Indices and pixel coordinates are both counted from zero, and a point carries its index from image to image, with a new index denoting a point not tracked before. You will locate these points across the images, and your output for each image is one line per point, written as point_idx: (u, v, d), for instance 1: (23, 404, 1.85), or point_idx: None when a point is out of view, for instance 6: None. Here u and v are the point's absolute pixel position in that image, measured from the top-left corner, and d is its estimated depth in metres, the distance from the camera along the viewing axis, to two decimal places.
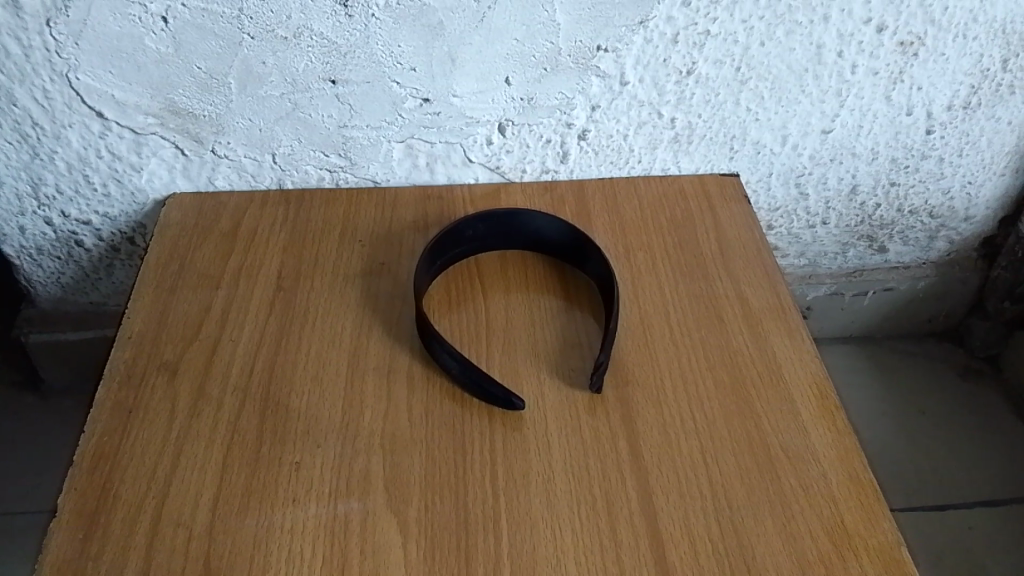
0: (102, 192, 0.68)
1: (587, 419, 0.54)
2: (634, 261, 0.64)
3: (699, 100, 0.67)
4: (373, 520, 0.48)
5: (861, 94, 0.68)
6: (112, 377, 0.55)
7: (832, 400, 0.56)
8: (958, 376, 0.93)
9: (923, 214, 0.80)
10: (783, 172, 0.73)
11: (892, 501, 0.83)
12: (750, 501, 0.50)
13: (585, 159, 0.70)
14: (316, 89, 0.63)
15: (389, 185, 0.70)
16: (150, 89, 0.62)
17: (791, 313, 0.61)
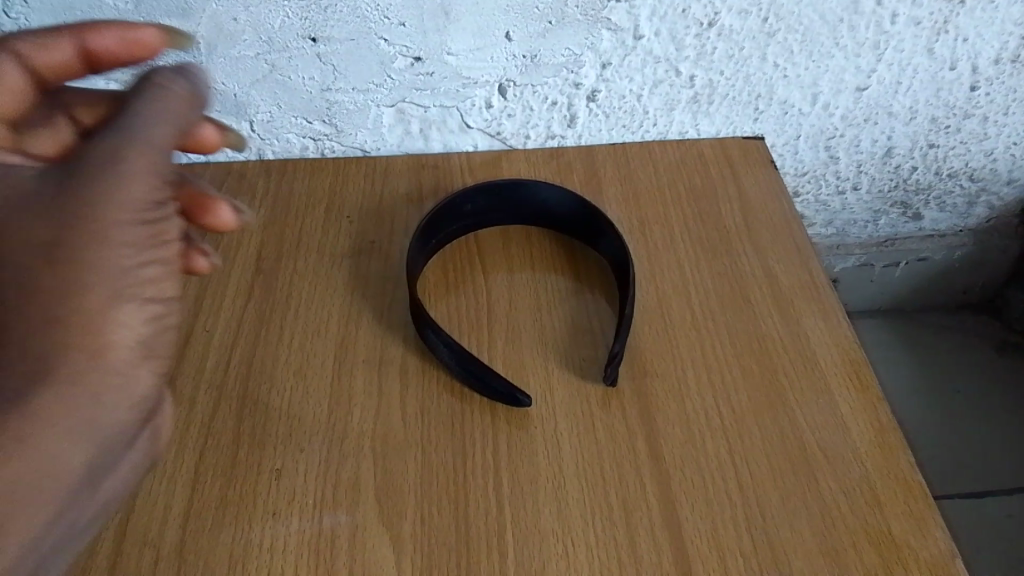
0: None
1: (601, 417, 0.48)
2: (650, 237, 0.58)
3: (722, 55, 0.60)
4: (362, 537, 0.43)
5: (900, 47, 0.61)
6: None
7: (875, 393, 0.50)
8: (995, 352, 0.87)
9: (963, 177, 0.74)
10: (812, 134, 0.67)
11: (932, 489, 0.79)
12: (785, 509, 0.44)
13: (594, 123, 0.64)
14: (295, 48, 0.56)
15: (380, 154, 0.64)
16: None
17: (826, 294, 0.55)
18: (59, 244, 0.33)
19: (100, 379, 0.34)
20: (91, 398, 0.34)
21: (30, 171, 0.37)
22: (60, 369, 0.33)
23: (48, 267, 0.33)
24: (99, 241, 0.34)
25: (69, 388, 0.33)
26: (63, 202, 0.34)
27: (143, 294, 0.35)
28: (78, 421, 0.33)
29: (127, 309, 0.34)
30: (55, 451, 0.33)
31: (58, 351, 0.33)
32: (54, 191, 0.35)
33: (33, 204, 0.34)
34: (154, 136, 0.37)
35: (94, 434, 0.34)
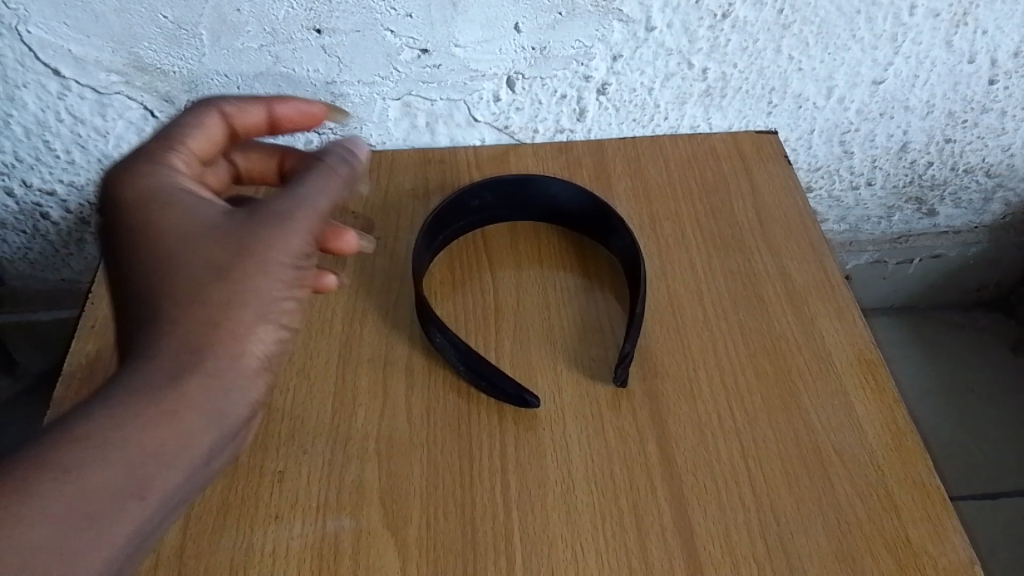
0: (65, 159, 0.61)
1: (611, 418, 0.47)
2: (661, 233, 0.57)
3: (735, 47, 0.58)
4: (367, 541, 0.42)
5: (918, 39, 0.60)
6: (73, 374, 0.49)
7: (892, 395, 0.49)
8: (1010, 350, 0.89)
9: (979, 172, 0.73)
10: (826, 128, 0.66)
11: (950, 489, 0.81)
12: (800, 514, 0.43)
13: (605, 116, 0.62)
14: (299, 40, 0.55)
15: (386, 148, 0.63)
16: (111, 43, 0.54)
17: (842, 293, 0.54)
18: (226, 269, 0.35)
19: (233, 379, 0.35)
20: (219, 390, 0.34)
21: (202, 200, 0.38)
22: (196, 363, 0.34)
23: (211, 284, 0.35)
24: (261, 275, 0.36)
25: (202, 377, 0.34)
26: (235, 236, 0.36)
27: (281, 322, 0.37)
28: (201, 412, 0.34)
29: (267, 331, 0.36)
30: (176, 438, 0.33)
31: (200, 352, 0.34)
32: (225, 225, 0.37)
33: (208, 232, 0.36)
34: (316, 198, 0.39)
35: (211, 434, 0.34)
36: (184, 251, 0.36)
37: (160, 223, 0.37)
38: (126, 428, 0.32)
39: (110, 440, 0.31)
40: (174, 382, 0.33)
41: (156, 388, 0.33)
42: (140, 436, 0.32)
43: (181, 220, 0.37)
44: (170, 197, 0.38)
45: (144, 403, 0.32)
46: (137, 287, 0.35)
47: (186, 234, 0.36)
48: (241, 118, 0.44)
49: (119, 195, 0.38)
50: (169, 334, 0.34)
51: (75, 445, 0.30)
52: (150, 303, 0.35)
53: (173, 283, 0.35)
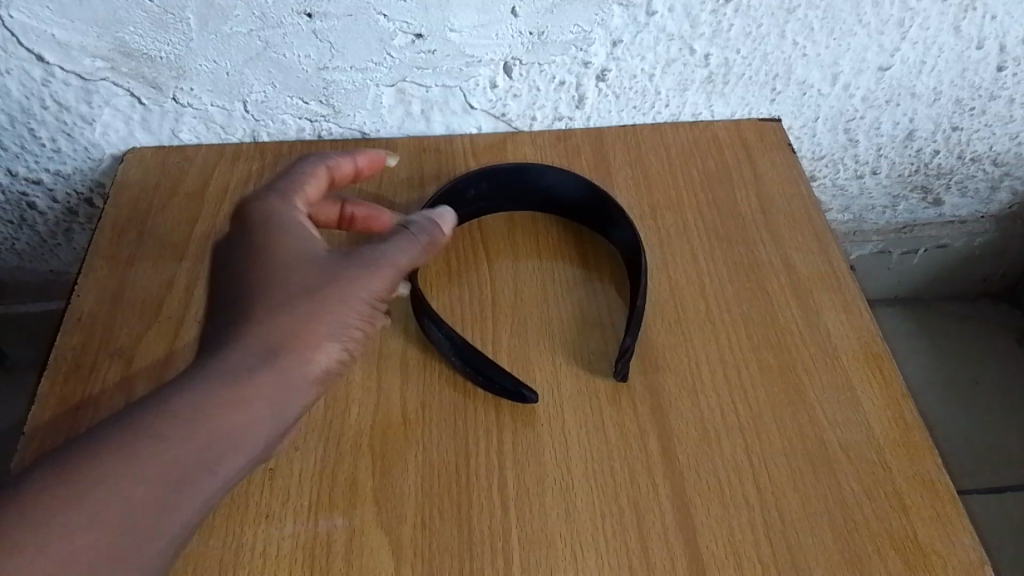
0: (51, 148, 0.60)
1: (611, 414, 0.46)
2: (662, 222, 0.56)
3: (738, 32, 0.57)
4: (360, 541, 0.41)
5: (926, 24, 0.58)
6: (57, 369, 0.48)
7: (900, 390, 0.48)
8: (1016, 341, 0.89)
9: (986, 161, 0.72)
10: (831, 116, 0.65)
11: (958, 483, 0.80)
12: (805, 512, 0.42)
13: (604, 103, 0.61)
14: (290, 25, 0.53)
15: (380, 136, 0.62)
16: (95, 27, 0.52)
17: (848, 285, 0.52)
18: (316, 293, 0.40)
19: (292, 383, 0.38)
20: (273, 389, 0.37)
21: (306, 234, 0.43)
22: (264, 364, 0.37)
23: (299, 303, 0.39)
24: (346, 305, 0.40)
25: (262, 377, 0.37)
26: (331, 267, 0.41)
27: (345, 344, 0.40)
28: (257, 407, 0.36)
29: (333, 350, 0.40)
30: (232, 429, 0.36)
31: (272, 357, 0.38)
32: (325, 257, 0.42)
33: (309, 259, 0.41)
34: (399, 257, 0.43)
35: (265, 427, 0.37)
36: (286, 272, 0.40)
37: (275, 242, 0.41)
38: (181, 423, 0.34)
39: (164, 435, 0.34)
40: (235, 380, 0.36)
41: (219, 383, 0.36)
42: (196, 429, 0.35)
43: (292, 246, 0.41)
44: (287, 222, 0.43)
45: (207, 397, 0.35)
46: (239, 293, 0.40)
47: (292, 258, 0.41)
48: (342, 172, 0.50)
49: (249, 217, 0.43)
50: (255, 337, 0.38)
51: (134, 439, 0.33)
52: (246, 308, 0.39)
53: (270, 294, 0.39)
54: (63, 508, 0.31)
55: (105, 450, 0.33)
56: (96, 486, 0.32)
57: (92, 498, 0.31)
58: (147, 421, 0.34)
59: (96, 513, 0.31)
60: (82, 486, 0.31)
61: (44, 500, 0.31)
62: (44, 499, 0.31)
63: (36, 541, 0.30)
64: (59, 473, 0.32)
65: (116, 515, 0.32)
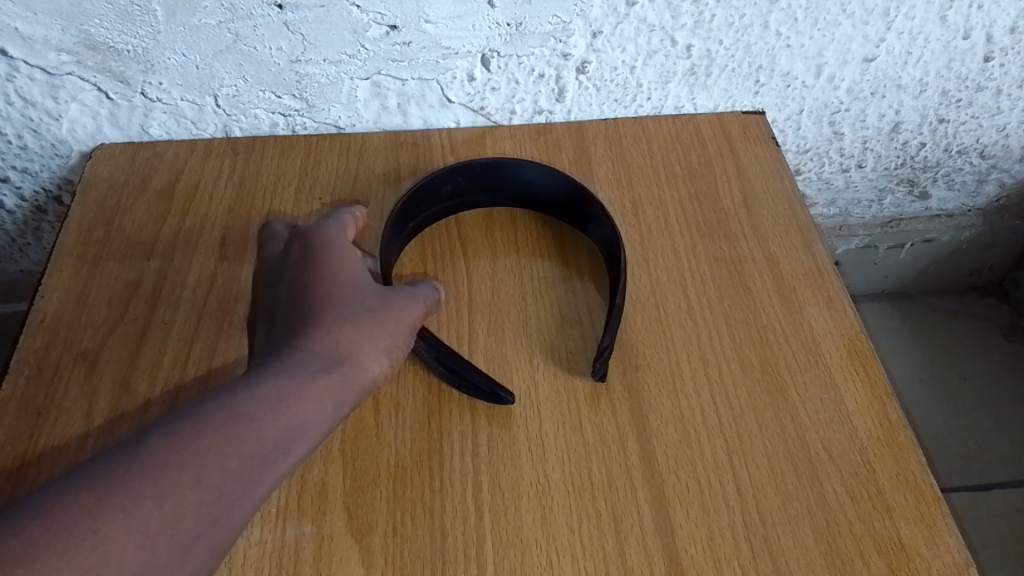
0: (17, 145, 0.58)
1: (588, 415, 0.45)
2: (643, 218, 0.55)
3: (720, 23, 0.56)
4: (330, 548, 0.40)
5: (911, 14, 0.57)
6: (19, 373, 0.46)
7: (884, 387, 0.47)
8: (1004, 336, 0.89)
9: (973, 154, 0.71)
10: (815, 108, 0.64)
11: (943, 480, 0.80)
12: (786, 514, 0.41)
13: (584, 96, 0.60)
14: (260, 16, 0.52)
15: (355, 130, 0.60)
16: (60, 20, 0.51)
17: (831, 280, 0.51)
18: (370, 313, 0.42)
19: (352, 386, 0.40)
20: (338, 390, 0.39)
21: (357, 265, 0.45)
22: (330, 366, 0.39)
23: (356, 319, 0.41)
24: (393, 325, 0.42)
25: (330, 377, 0.39)
26: (380, 293, 0.44)
27: (393, 362, 0.42)
28: (326, 403, 0.38)
29: (384, 364, 0.41)
30: (305, 418, 0.38)
31: (336, 361, 0.40)
32: (374, 286, 0.44)
33: (361, 284, 0.44)
34: (429, 295, 0.46)
35: (329, 422, 0.39)
36: (343, 292, 0.43)
37: (333, 266, 0.44)
38: (262, 411, 0.37)
39: (251, 418, 0.36)
40: (306, 376, 0.38)
41: (293, 378, 0.38)
42: (274, 418, 0.37)
43: (342, 269, 0.44)
44: (338, 249, 0.45)
45: (284, 388, 0.38)
46: (300, 307, 0.42)
47: (349, 282, 0.43)
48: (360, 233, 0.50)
49: (306, 246, 0.45)
50: (321, 344, 0.40)
51: (227, 418, 0.36)
52: (309, 321, 0.41)
53: (332, 309, 0.42)
54: (169, 472, 0.33)
55: (201, 427, 0.35)
56: (195, 456, 0.34)
57: (193, 466, 0.34)
58: (235, 405, 0.36)
59: (197, 478, 0.34)
60: (184, 455, 0.34)
61: (155, 465, 0.34)
62: (155, 463, 0.34)
63: (146, 497, 0.33)
64: (166, 443, 0.34)
65: (213, 483, 0.34)
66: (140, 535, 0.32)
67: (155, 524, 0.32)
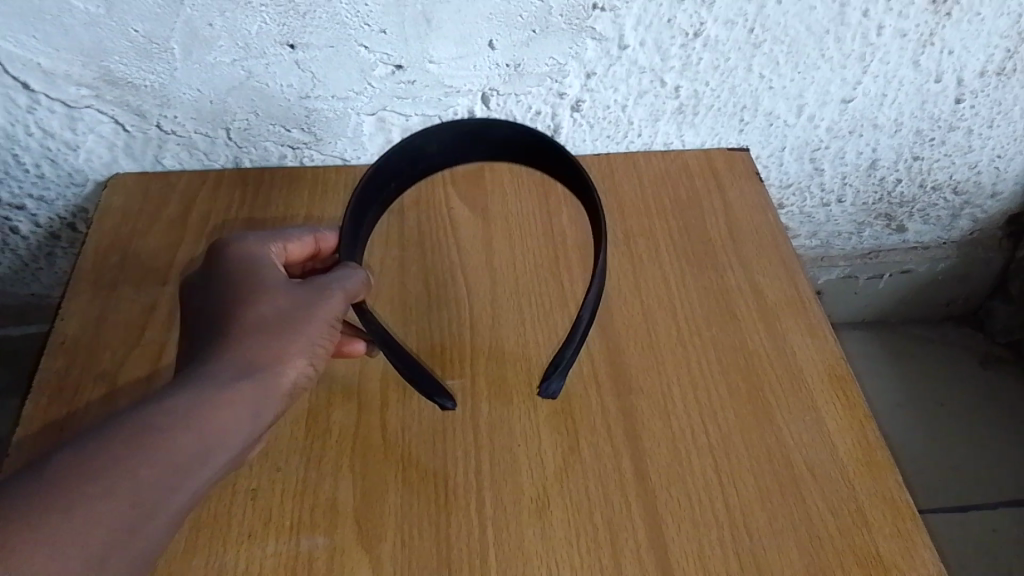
0: (35, 174, 0.60)
1: (586, 435, 0.47)
2: (635, 248, 0.58)
3: (707, 65, 0.59)
4: (342, 560, 0.42)
5: (886, 59, 0.61)
6: (41, 393, 0.48)
7: (862, 408, 0.49)
8: (978, 363, 0.92)
9: (947, 190, 0.75)
10: (797, 146, 0.67)
11: (919, 503, 0.82)
12: (772, 528, 0.44)
13: (579, 132, 0.63)
14: (272, 55, 0.55)
15: (361, 163, 0.63)
16: (81, 57, 0.53)
17: (813, 308, 0.54)
18: (283, 313, 0.43)
19: (271, 391, 0.41)
20: (253, 398, 0.40)
21: (274, 268, 0.46)
22: (243, 376, 0.41)
23: (268, 321, 0.42)
24: (309, 322, 0.43)
25: (245, 386, 0.40)
26: (295, 289, 0.44)
27: (315, 362, 0.43)
28: (242, 411, 0.40)
29: (301, 365, 0.43)
30: (220, 428, 0.39)
31: (250, 369, 0.41)
32: (290, 284, 0.45)
33: (277, 285, 0.44)
34: (346, 281, 0.45)
35: (247, 430, 0.40)
36: (255, 294, 0.43)
37: (248, 272, 0.45)
38: (172, 423, 0.38)
39: (160, 430, 0.37)
40: (219, 386, 0.40)
41: (205, 389, 0.39)
42: (186, 429, 0.38)
43: (257, 275, 0.45)
44: (255, 257, 0.46)
45: (195, 401, 0.39)
46: (214, 315, 0.43)
47: (262, 283, 0.44)
48: (327, 244, 0.51)
49: (223, 252, 0.46)
50: (232, 352, 0.41)
51: (139, 431, 0.37)
52: (221, 329, 0.42)
53: (243, 313, 0.42)
54: (78, 482, 0.34)
55: (111, 440, 0.36)
56: (105, 469, 0.35)
57: (104, 476, 0.35)
58: (145, 419, 0.38)
59: (109, 489, 0.35)
60: (94, 466, 0.35)
61: (64, 479, 0.34)
62: (65, 477, 0.34)
63: (55, 508, 0.33)
64: (73, 457, 0.35)
65: (126, 494, 0.35)
66: (53, 544, 0.32)
67: (68, 535, 0.33)
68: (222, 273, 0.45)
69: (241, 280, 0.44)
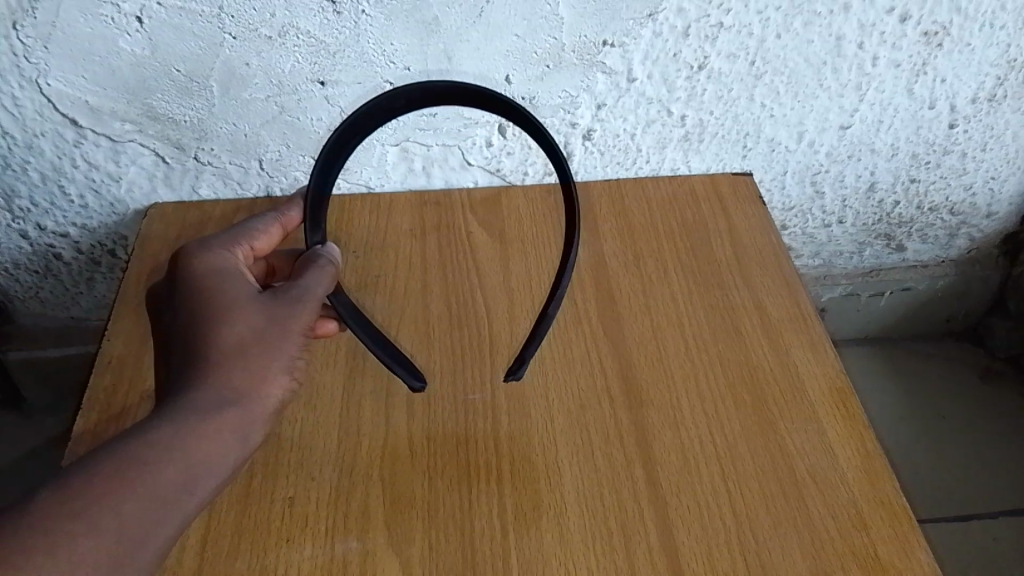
0: (79, 203, 0.65)
1: (600, 445, 0.50)
2: (644, 268, 0.61)
3: (711, 95, 0.63)
4: (374, 561, 0.45)
5: (881, 88, 0.64)
6: (92, 408, 0.52)
7: (861, 418, 0.52)
8: (979, 378, 0.94)
9: (944, 211, 0.78)
10: (799, 170, 0.70)
11: (921, 513, 0.85)
12: (775, 530, 0.47)
13: (591, 160, 0.66)
14: (304, 91, 0.59)
15: (384, 191, 0.67)
16: (126, 94, 0.57)
17: (814, 324, 0.57)
18: (259, 332, 0.44)
19: (254, 414, 0.43)
20: (237, 422, 0.42)
21: (242, 278, 0.47)
22: (226, 402, 0.42)
23: (244, 341, 0.43)
24: (286, 340, 0.44)
25: (230, 413, 0.42)
26: (267, 304, 0.45)
27: (294, 377, 0.45)
28: (227, 437, 0.41)
29: (281, 382, 0.44)
30: (206, 456, 0.41)
31: (232, 394, 0.42)
32: (260, 297, 0.45)
33: (248, 300, 0.45)
34: (315, 287, 0.46)
35: (233, 454, 0.42)
36: (227, 312, 0.44)
37: (217, 288, 0.45)
38: (155, 455, 0.39)
39: (145, 463, 0.39)
40: (201, 415, 0.41)
41: (188, 419, 0.40)
42: (169, 460, 0.39)
43: (227, 291, 0.45)
44: (222, 270, 0.46)
45: (178, 431, 0.40)
46: (185, 333, 0.44)
47: (233, 299, 0.44)
48: (294, 223, 0.53)
49: (185, 267, 0.46)
50: (212, 378, 0.42)
51: (121, 467, 0.38)
52: (196, 351, 0.43)
53: (219, 335, 0.43)
54: (62, 522, 0.35)
55: (93, 478, 0.37)
56: (87, 506, 0.36)
57: (86, 516, 0.36)
58: (128, 452, 0.39)
59: (93, 526, 0.36)
60: (75, 506, 0.36)
61: (47, 517, 0.35)
62: (47, 516, 0.35)
63: (37, 550, 0.34)
64: (55, 496, 0.36)
65: (111, 531, 0.37)
66: None
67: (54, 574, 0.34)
68: (187, 289, 0.45)
69: (211, 297, 0.44)
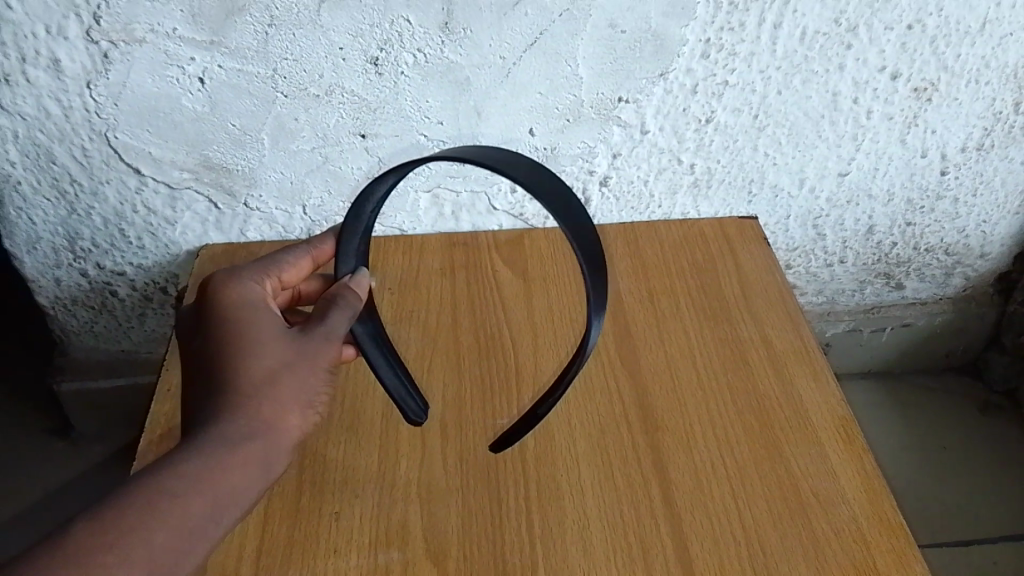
0: (137, 244, 0.70)
1: (618, 468, 0.55)
2: (658, 303, 0.66)
3: (718, 146, 0.68)
4: (413, 569, 0.49)
5: (876, 138, 0.70)
6: (154, 430, 0.57)
7: (860, 442, 0.57)
8: (979, 411, 0.98)
9: (940, 252, 0.83)
10: (801, 214, 0.75)
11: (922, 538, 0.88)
12: (781, 542, 0.51)
13: (607, 204, 0.72)
14: (346, 143, 0.64)
15: (416, 233, 0.72)
16: (184, 146, 0.63)
17: (816, 356, 0.62)
18: (285, 366, 0.46)
19: (278, 445, 0.45)
20: (263, 453, 0.44)
21: (268, 314, 0.49)
22: (253, 433, 0.44)
23: (272, 375, 0.45)
24: (308, 375, 0.47)
25: (256, 444, 0.44)
26: (295, 341, 0.47)
27: (314, 408, 0.47)
28: (253, 467, 0.43)
29: (303, 416, 0.46)
30: (234, 486, 0.42)
31: (259, 426, 0.44)
32: (287, 333, 0.48)
33: (276, 338, 0.47)
34: (336, 326, 0.50)
35: (258, 484, 0.44)
36: (257, 346, 0.46)
37: (247, 323, 0.47)
38: (187, 486, 0.41)
39: (176, 493, 0.40)
40: (230, 446, 0.43)
41: (218, 450, 0.42)
42: (199, 490, 0.41)
43: (255, 326, 0.47)
44: (250, 307, 0.49)
45: (208, 462, 0.42)
46: (213, 367, 0.45)
47: (263, 334, 0.47)
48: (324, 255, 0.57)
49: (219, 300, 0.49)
50: (241, 411, 0.44)
51: (153, 497, 0.40)
52: (224, 384, 0.45)
53: (249, 369, 0.45)
54: (98, 550, 0.37)
55: (128, 508, 0.39)
56: (123, 534, 0.38)
57: (120, 545, 0.37)
58: (161, 482, 0.40)
59: (128, 555, 0.37)
60: (111, 535, 0.38)
61: (85, 545, 0.37)
62: (84, 545, 0.37)
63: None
64: (91, 526, 0.38)
65: (145, 559, 0.38)
66: None
67: None
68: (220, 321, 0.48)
69: (242, 332, 0.47)
